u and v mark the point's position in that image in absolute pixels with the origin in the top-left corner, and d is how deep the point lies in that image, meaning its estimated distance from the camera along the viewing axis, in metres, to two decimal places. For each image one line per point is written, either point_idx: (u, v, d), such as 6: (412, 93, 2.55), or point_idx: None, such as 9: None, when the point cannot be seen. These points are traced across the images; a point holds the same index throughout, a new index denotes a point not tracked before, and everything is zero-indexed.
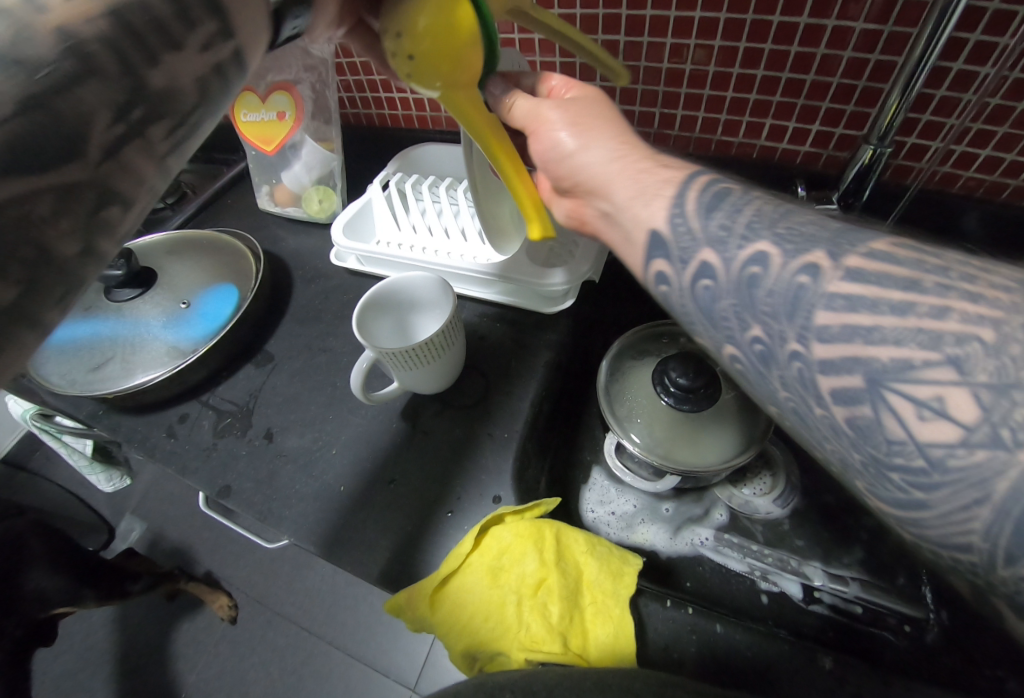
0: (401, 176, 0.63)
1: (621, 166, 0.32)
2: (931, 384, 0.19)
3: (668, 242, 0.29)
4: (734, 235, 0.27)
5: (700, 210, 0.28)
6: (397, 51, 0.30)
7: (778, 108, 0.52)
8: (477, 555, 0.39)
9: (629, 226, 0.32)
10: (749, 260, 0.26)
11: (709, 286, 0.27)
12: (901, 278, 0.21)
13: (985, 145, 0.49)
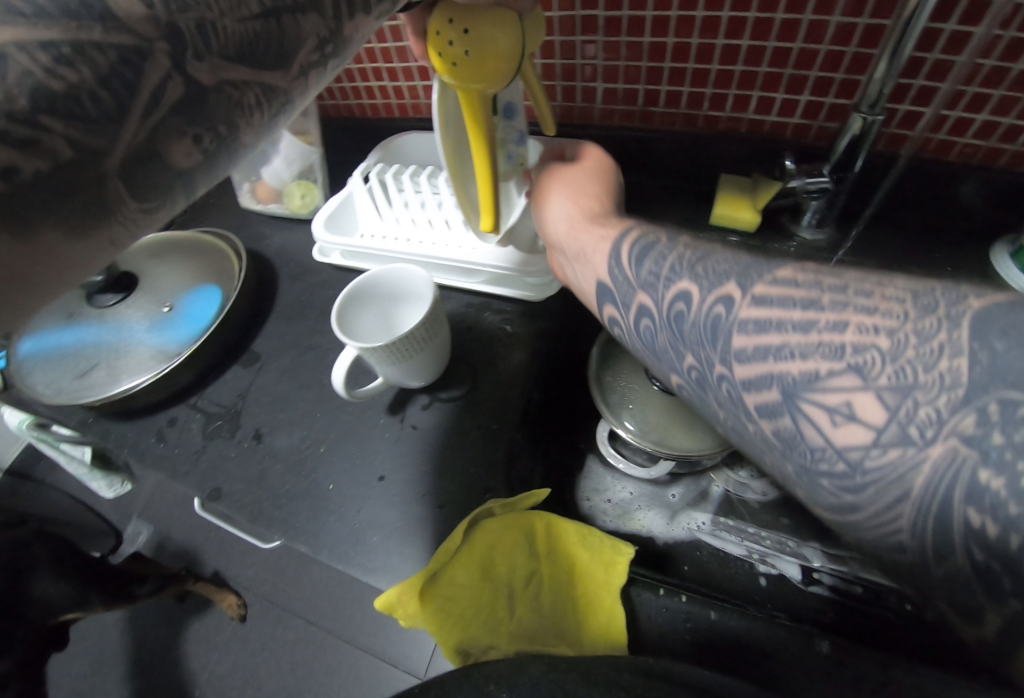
0: (381, 166, 0.61)
1: (571, 227, 0.39)
2: (839, 391, 0.19)
3: (614, 290, 0.33)
4: (661, 277, 0.29)
5: (632, 260, 0.31)
6: (457, 41, 0.35)
7: (765, 79, 0.50)
8: (466, 551, 0.38)
9: (581, 262, 0.35)
10: (675, 297, 0.27)
11: (648, 324, 0.30)
12: (801, 297, 0.22)
13: (981, 109, 0.47)
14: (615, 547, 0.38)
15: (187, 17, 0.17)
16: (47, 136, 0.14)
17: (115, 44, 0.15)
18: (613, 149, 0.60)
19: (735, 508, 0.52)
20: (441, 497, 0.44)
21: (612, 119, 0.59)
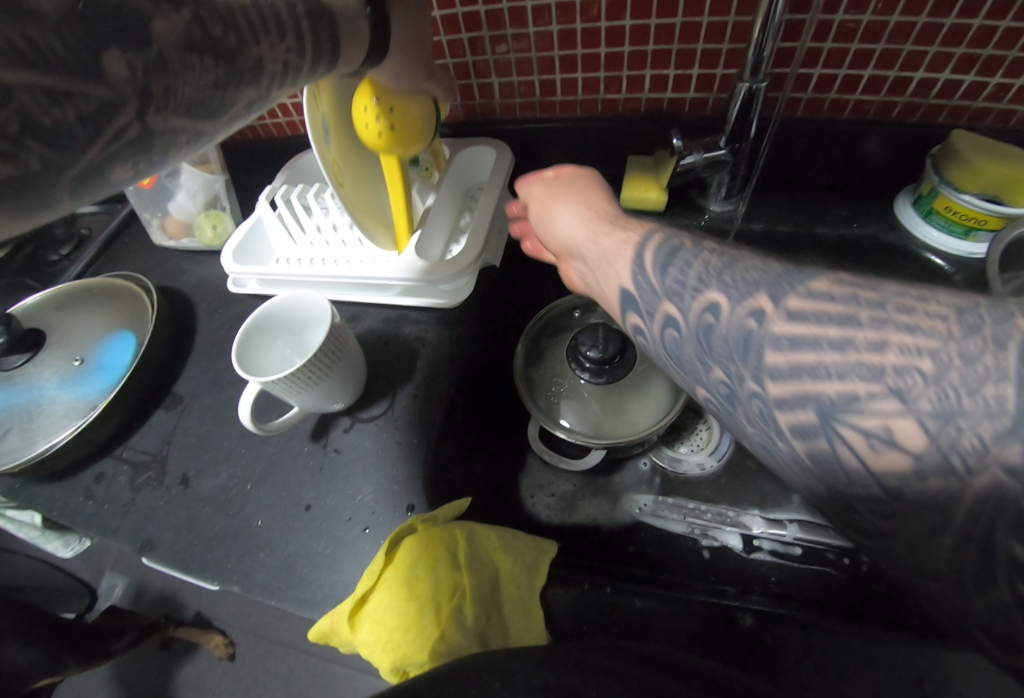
0: (285, 187, 0.59)
1: (589, 231, 0.35)
2: (877, 415, 0.18)
3: (635, 297, 0.28)
4: (688, 287, 0.25)
5: (655, 264, 0.27)
6: (384, 113, 0.43)
7: (655, 57, 0.50)
8: (391, 570, 0.38)
9: (597, 280, 0.33)
10: (703, 308, 0.24)
11: (673, 335, 0.26)
12: (838, 313, 0.19)
13: (866, 65, 0.48)
14: (541, 546, 0.38)
15: (157, 79, 0.18)
16: (25, 153, 0.15)
17: (96, 96, 0.17)
18: (521, 144, 0.59)
19: (675, 482, 0.50)
20: (368, 516, 0.43)
21: (514, 113, 0.58)
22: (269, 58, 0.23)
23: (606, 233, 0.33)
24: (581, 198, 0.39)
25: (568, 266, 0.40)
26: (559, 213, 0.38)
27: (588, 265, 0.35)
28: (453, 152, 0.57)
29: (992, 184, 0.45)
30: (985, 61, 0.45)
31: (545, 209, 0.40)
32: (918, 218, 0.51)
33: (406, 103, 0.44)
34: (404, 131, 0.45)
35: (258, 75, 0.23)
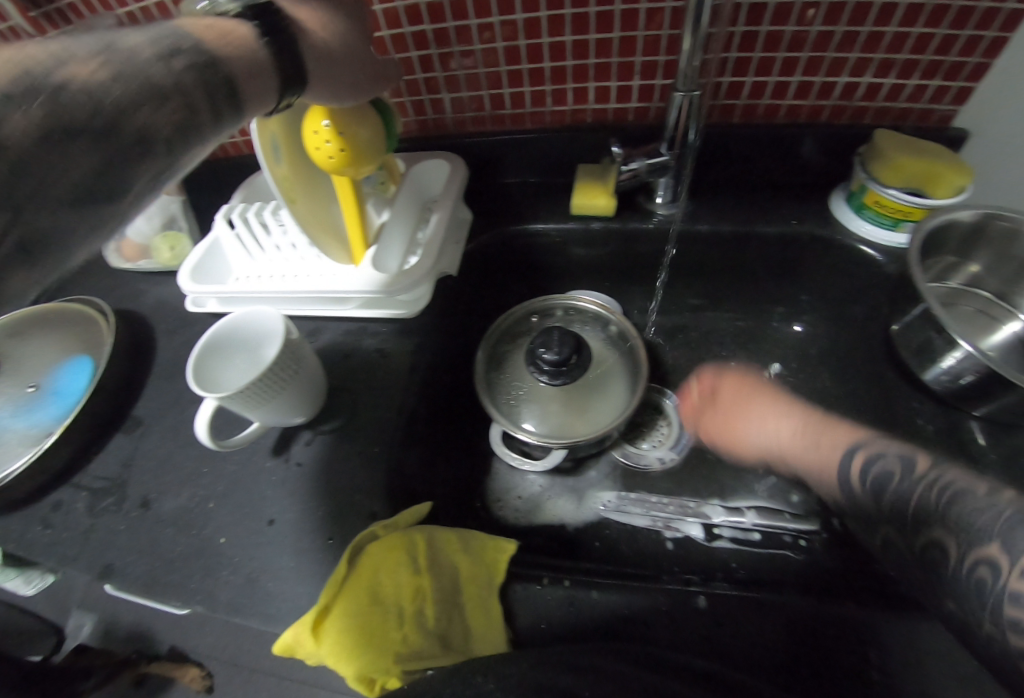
0: (243, 206, 0.60)
1: (798, 438, 0.49)
2: None
3: (995, 556, 0.33)
4: (993, 534, 0.33)
5: (864, 472, 0.43)
6: (332, 139, 0.44)
7: (597, 69, 0.52)
8: (353, 579, 0.37)
9: (813, 469, 0.47)
10: (976, 565, 0.33)
11: (985, 576, 0.32)
12: None
13: (794, 72, 0.51)
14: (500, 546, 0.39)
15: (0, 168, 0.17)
16: None
17: None
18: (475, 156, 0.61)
19: (636, 476, 0.52)
20: (332, 527, 0.43)
21: (467, 127, 0.60)
22: (158, 123, 0.21)
23: (824, 449, 0.47)
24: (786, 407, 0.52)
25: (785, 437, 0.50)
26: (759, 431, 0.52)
27: (781, 449, 0.50)
28: (408, 166, 0.58)
29: (912, 178, 0.49)
30: (902, 64, 0.49)
31: (734, 423, 0.53)
32: (851, 213, 0.53)
33: (355, 128, 0.45)
34: (353, 155, 0.46)
35: (145, 146, 0.21)
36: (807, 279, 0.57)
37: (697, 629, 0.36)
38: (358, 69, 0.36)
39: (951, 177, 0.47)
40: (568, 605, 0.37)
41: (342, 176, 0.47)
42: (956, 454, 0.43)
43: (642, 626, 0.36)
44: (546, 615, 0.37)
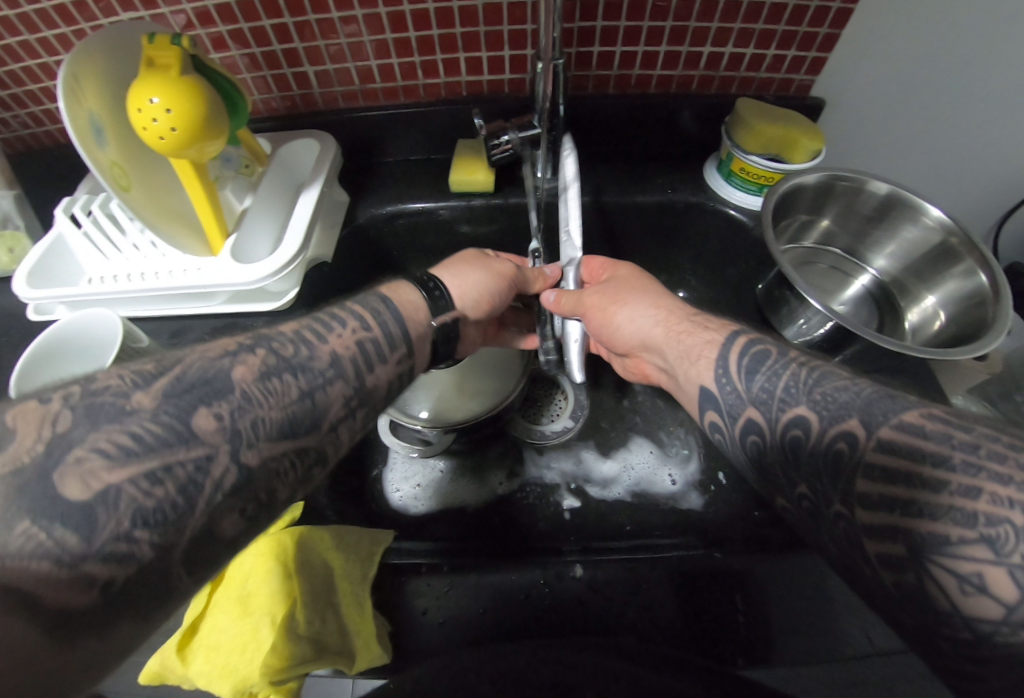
0: (87, 197, 0.53)
1: (665, 330, 0.41)
2: (970, 560, 0.21)
3: (716, 396, 0.35)
4: (775, 398, 0.31)
5: (741, 371, 0.34)
6: (160, 118, 0.39)
7: (464, 40, 0.50)
8: (222, 592, 0.36)
9: (680, 376, 0.39)
10: (791, 423, 0.29)
11: (799, 434, 0.29)
12: (928, 454, 0.24)
13: (661, 42, 0.51)
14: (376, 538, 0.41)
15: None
16: None
17: None
18: (352, 134, 0.57)
19: (532, 453, 0.52)
20: None
21: (338, 103, 0.57)
22: None
23: (689, 334, 0.40)
24: (634, 293, 0.45)
25: (638, 360, 0.47)
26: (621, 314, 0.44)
27: (669, 362, 0.41)
28: (274, 147, 0.54)
29: (771, 144, 0.50)
30: (760, 34, 0.50)
31: (605, 315, 0.44)
32: (722, 180, 0.54)
33: (188, 103, 0.40)
34: (188, 135, 0.41)
35: None
36: (685, 246, 0.59)
37: (595, 606, 0.37)
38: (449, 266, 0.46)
39: (807, 143, 0.49)
40: (469, 598, 0.37)
41: (182, 158, 0.43)
42: None
43: (538, 608, 0.37)
44: (444, 614, 0.36)
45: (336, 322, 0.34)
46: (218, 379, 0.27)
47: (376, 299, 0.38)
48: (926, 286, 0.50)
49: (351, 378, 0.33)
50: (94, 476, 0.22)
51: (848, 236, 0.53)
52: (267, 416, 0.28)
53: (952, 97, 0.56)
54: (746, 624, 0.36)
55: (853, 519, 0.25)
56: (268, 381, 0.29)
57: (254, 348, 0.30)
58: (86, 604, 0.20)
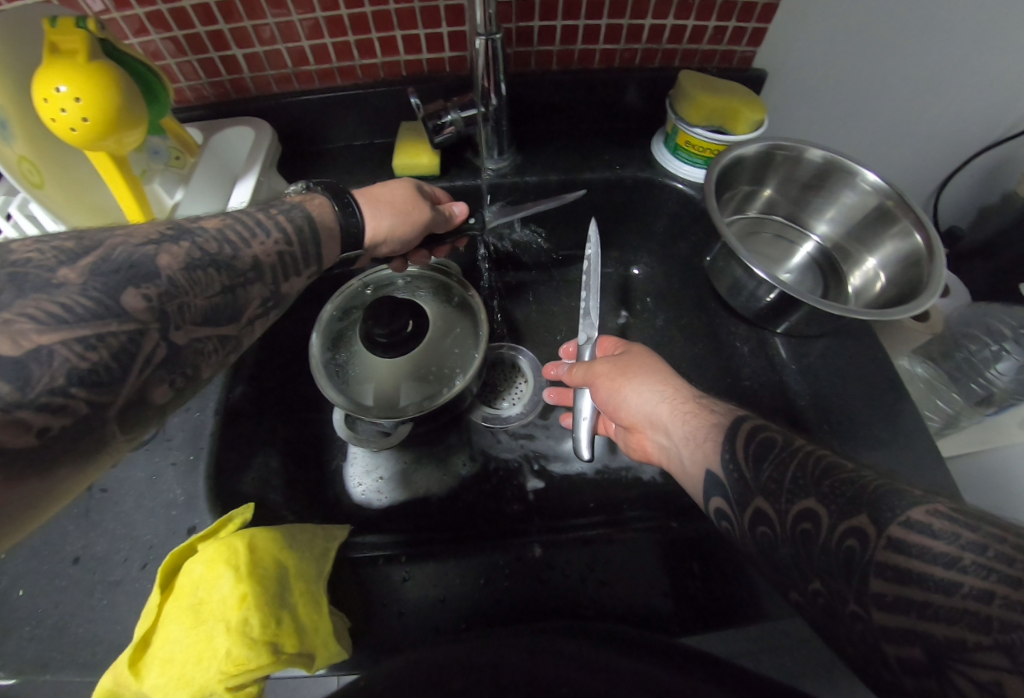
0: (2, 198, 0.48)
1: (670, 408, 0.38)
2: (987, 668, 0.19)
3: (724, 484, 0.31)
4: (786, 489, 0.27)
5: (750, 456, 0.30)
6: (69, 107, 0.37)
7: (399, 17, 0.48)
8: (173, 601, 0.35)
9: (685, 459, 0.35)
10: (800, 516, 0.26)
11: (810, 530, 0.25)
12: (939, 553, 0.22)
13: (601, 15, 0.50)
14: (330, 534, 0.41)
15: None
16: None
17: None
18: (289, 119, 0.55)
19: (493, 438, 0.51)
20: (148, 550, 0.39)
21: (272, 88, 0.54)
22: None
23: (694, 413, 0.36)
24: (645, 369, 0.41)
25: (640, 436, 0.42)
26: (635, 392, 0.40)
27: (673, 442, 0.37)
28: (206, 137, 0.51)
29: (713, 115, 0.50)
30: (699, 6, 0.50)
31: (614, 386, 0.41)
32: (668, 154, 0.54)
33: (100, 89, 0.37)
34: (103, 127, 0.38)
35: None
36: (636, 222, 0.59)
37: (556, 583, 0.37)
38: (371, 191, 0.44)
39: (747, 113, 0.49)
40: (433, 587, 0.37)
41: (98, 150, 0.41)
42: (765, 366, 0.49)
43: (498, 593, 0.37)
44: (407, 604, 0.37)
45: (258, 229, 0.34)
46: (142, 264, 0.28)
47: (300, 216, 0.37)
48: (869, 249, 0.51)
49: (267, 280, 0.34)
50: (25, 336, 0.24)
51: (789, 203, 0.54)
52: (190, 302, 0.29)
53: (887, 65, 0.57)
54: (698, 585, 0.37)
55: (869, 619, 0.23)
56: (193, 271, 0.30)
57: (177, 240, 0.30)
58: (26, 444, 0.23)
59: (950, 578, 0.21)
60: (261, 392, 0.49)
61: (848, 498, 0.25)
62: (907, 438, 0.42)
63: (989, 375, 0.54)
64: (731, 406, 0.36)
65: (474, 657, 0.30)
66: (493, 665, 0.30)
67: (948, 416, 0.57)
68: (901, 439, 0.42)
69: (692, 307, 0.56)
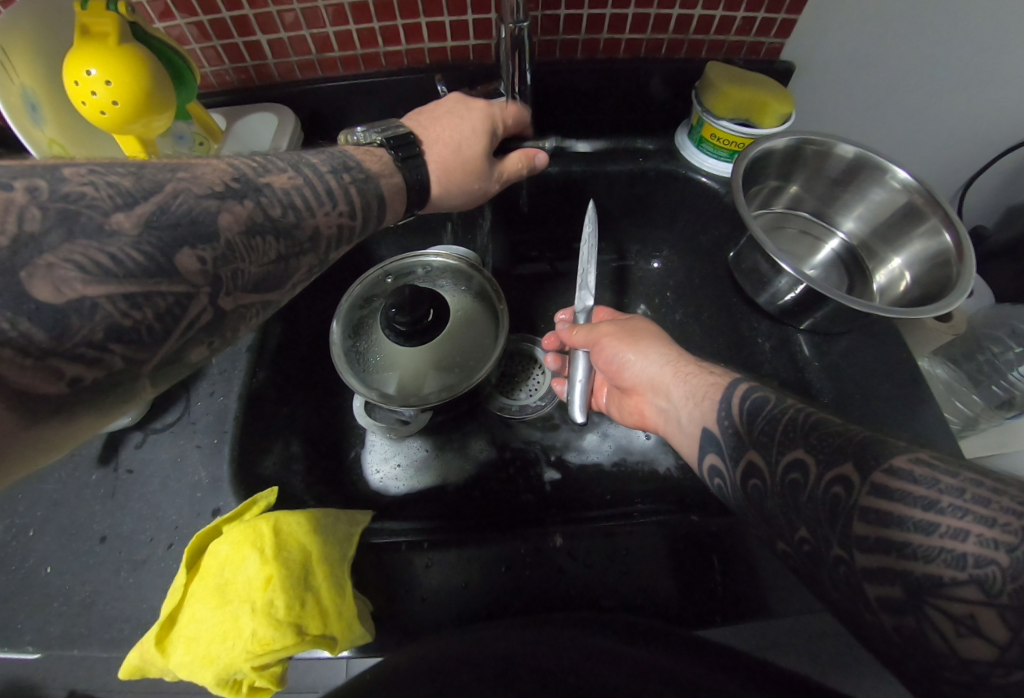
0: None
1: (673, 372, 0.39)
2: (963, 603, 0.20)
3: (719, 439, 0.32)
4: (776, 441, 0.28)
5: (744, 414, 0.31)
6: (99, 90, 0.37)
7: (424, 3, 0.47)
8: (198, 582, 0.35)
9: (683, 419, 0.36)
10: (789, 466, 0.26)
11: (797, 479, 0.26)
12: (919, 497, 0.22)
13: (629, 5, 0.49)
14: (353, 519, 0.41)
15: None
16: None
17: None
18: (311, 106, 0.55)
19: (508, 428, 0.52)
20: (172, 531, 0.39)
21: (295, 74, 0.54)
22: None
23: (695, 374, 0.37)
24: (649, 337, 0.42)
25: (639, 401, 0.42)
26: (637, 357, 0.41)
27: (673, 404, 0.38)
28: (229, 122, 0.52)
29: (741, 108, 0.49)
30: None
31: (617, 350, 0.42)
32: (693, 147, 0.53)
33: (132, 74, 0.37)
34: (133, 111, 0.39)
35: None
36: (657, 215, 0.58)
37: (572, 574, 0.37)
38: (437, 143, 0.43)
39: (775, 106, 0.48)
40: (453, 570, 0.38)
41: (126, 133, 0.41)
42: (787, 363, 0.49)
43: (519, 579, 0.37)
44: (427, 590, 0.37)
45: (326, 196, 0.33)
46: (191, 220, 0.27)
47: (372, 190, 0.37)
48: (895, 248, 0.50)
49: (320, 253, 0.34)
50: (69, 285, 0.22)
51: (816, 199, 0.53)
52: (246, 270, 0.28)
53: (920, 60, 0.56)
54: (715, 573, 0.37)
55: (851, 561, 0.23)
56: (250, 240, 0.29)
57: (242, 197, 0.29)
58: (55, 392, 0.22)
59: (928, 519, 0.21)
60: (282, 378, 0.50)
61: (835, 449, 0.25)
62: (933, 436, 0.42)
63: (1012, 377, 0.53)
64: (729, 369, 0.37)
65: (484, 645, 0.31)
66: (501, 654, 0.30)
67: (967, 417, 0.56)
68: (927, 439, 0.42)
69: (712, 302, 0.56)
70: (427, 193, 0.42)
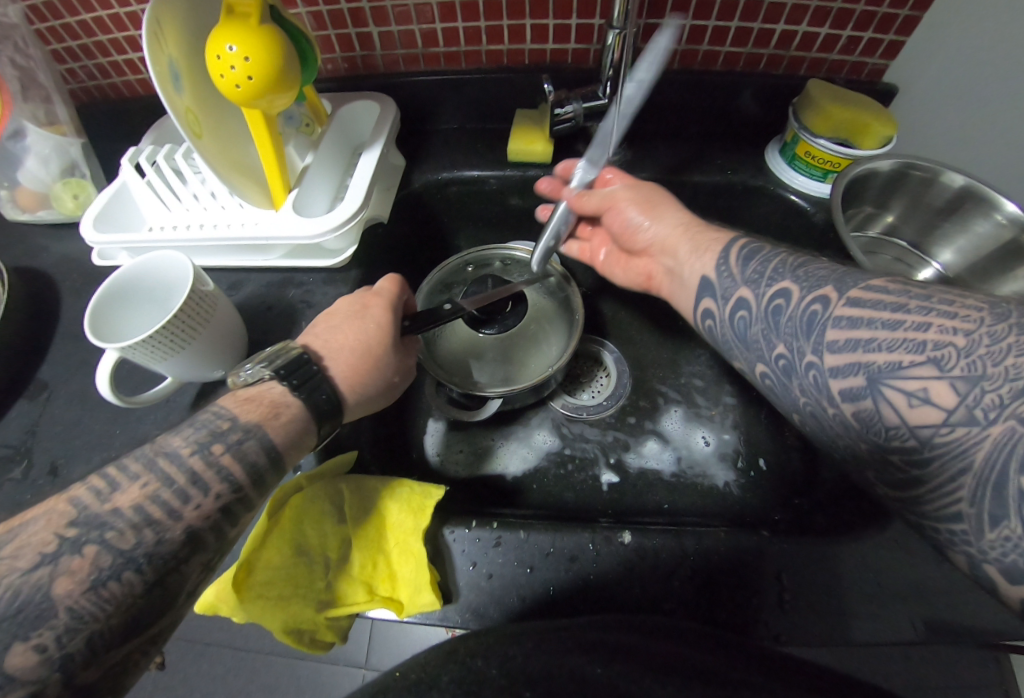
0: (153, 147, 0.52)
1: (681, 232, 0.40)
2: (917, 379, 0.24)
3: (714, 286, 0.36)
4: (765, 277, 0.33)
5: (740, 260, 0.35)
6: (237, 64, 0.40)
7: (531, 6, 0.49)
8: (278, 531, 0.36)
9: (685, 275, 0.39)
10: (776, 294, 0.32)
11: (781, 304, 0.31)
12: (891, 303, 0.26)
13: (733, 17, 0.49)
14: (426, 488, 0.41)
15: None
16: None
17: None
18: (409, 98, 0.57)
19: (569, 427, 0.52)
20: None
21: (398, 66, 0.57)
22: None
23: (699, 235, 0.39)
24: (666, 202, 0.43)
25: (646, 262, 0.44)
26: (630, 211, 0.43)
27: (678, 263, 0.40)
28: (335, 108, 0.55)
29: (840, 127, 0.49)
30: (837, 14, 0.48)
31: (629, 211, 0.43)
32: (784, 163, 0.52)
33: (266, 50, 0.40)
34: (262, 86, 0.41)
35: None
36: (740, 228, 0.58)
37: (641, 575, 0.37)
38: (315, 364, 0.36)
39: (878, 127, 0.47)
40: (514, 559, 0.37)
41: (252, 109, 0.43)
42: None
43: (583, 573, 0.37)
44: (493, 567, 0.37)
45: (194, 485, 0.28)
46: (32, 603, 0.23)
47: (255, 445, 0.31)
48: (993, 285, 0.49)
49: (211, 543, 0.28)
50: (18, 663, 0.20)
51: (914, 228, 0.52)
52: (103, 628, 0.24)
53: None
54: (783, 595, 0.36)
55: (822, 364, 0.28)
56: (99, 592, 0.24)
57: (80, 545, 0.25)
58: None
59: (896, 318, 0.26)
60: None
61: (820, 278, 0.30)
62: None
63: None
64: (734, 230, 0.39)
65: (555, 628, 0.31)
66: (571, 653, 0.30)
67: None
68: None
69: None
70: (342, 409, 0.37)
